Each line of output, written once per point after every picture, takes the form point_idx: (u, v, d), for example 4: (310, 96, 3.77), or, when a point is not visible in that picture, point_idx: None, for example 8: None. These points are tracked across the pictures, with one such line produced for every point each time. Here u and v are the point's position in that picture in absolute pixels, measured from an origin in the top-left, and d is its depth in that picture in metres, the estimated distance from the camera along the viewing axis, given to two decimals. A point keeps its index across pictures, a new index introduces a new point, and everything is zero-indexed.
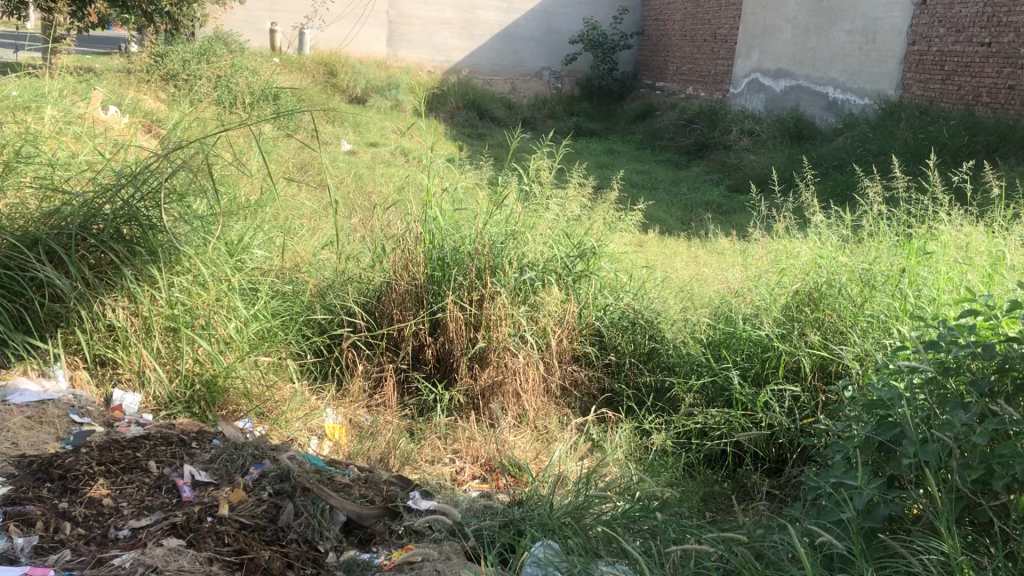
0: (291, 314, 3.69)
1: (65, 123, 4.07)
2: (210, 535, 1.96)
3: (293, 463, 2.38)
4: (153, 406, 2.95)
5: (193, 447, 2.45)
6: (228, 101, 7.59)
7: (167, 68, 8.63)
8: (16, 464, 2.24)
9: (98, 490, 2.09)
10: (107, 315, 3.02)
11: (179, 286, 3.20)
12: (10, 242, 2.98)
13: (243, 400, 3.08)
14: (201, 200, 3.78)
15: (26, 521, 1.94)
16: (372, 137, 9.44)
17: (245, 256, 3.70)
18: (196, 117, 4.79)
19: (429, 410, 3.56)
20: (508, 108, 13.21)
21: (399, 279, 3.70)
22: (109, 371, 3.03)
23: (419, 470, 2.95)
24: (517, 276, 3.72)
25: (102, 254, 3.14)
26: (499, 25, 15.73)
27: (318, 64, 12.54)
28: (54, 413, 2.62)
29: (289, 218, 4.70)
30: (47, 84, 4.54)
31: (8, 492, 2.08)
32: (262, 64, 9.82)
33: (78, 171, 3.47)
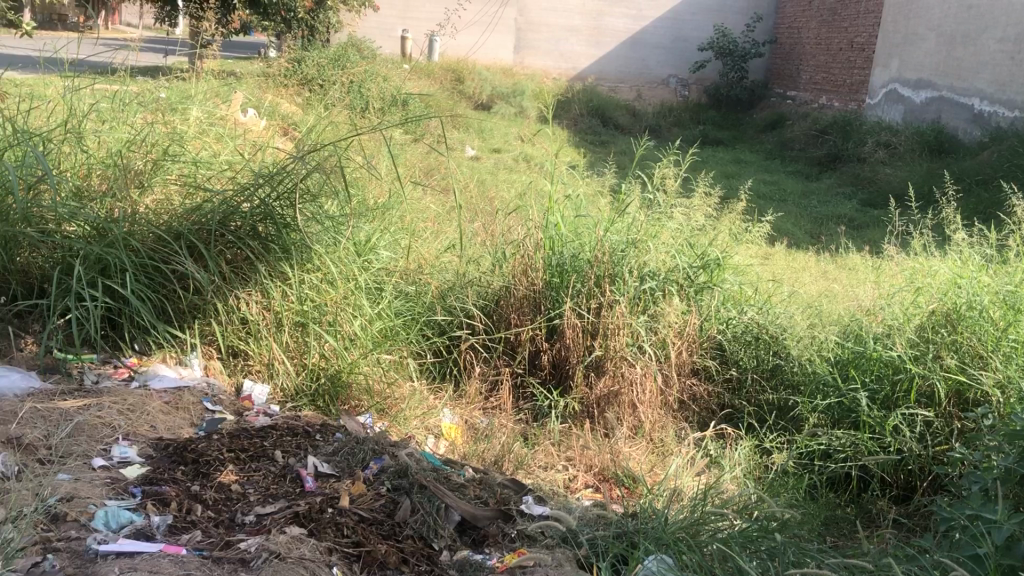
0: (412, 313, 3.76)
1: (209, 125, 4.28)
2: (330, 526, 2.02)
3: (411, 460, 2.43)
4: (280, 398, 3.10)
5: (317, 439, 2.53)
6: (360, 105, 7.83)
7: (302, 73, 8.99)
8: (154, 448, 2.37)
9: (227, 476, 2.19)
10: (242, 309, 3.18)
11: (309, 283, 3.33)
12: (156, 235, 3.14)
13: (365, 396, 3.19)
14: (332, 201, 3.90)
15: (161, 500, 2.05)
16: (496, 142, 9.55)
17: (372, 257, 3.80)
18: (330, 120, 4.96)
19: (544, 415, 3.59)
20: (633, 116, 13.13)
21: (518, 284, 3.74)
22: (241, 363, 3.18)
23: (533, 475, 2.98)
24: (638, 286, 3.68)
25: (239, 250, 3.27)
26: (627, 32, 15.66)
27: (446, 71, 12.75)
28: (190, 399, 2.76)
29: (415, 220, 4.80)
30: (194, 87, 4.80)
31: (146, 473, 2.20)
32: (393, 71, 10.07)
33: (219, 170, 3.64)
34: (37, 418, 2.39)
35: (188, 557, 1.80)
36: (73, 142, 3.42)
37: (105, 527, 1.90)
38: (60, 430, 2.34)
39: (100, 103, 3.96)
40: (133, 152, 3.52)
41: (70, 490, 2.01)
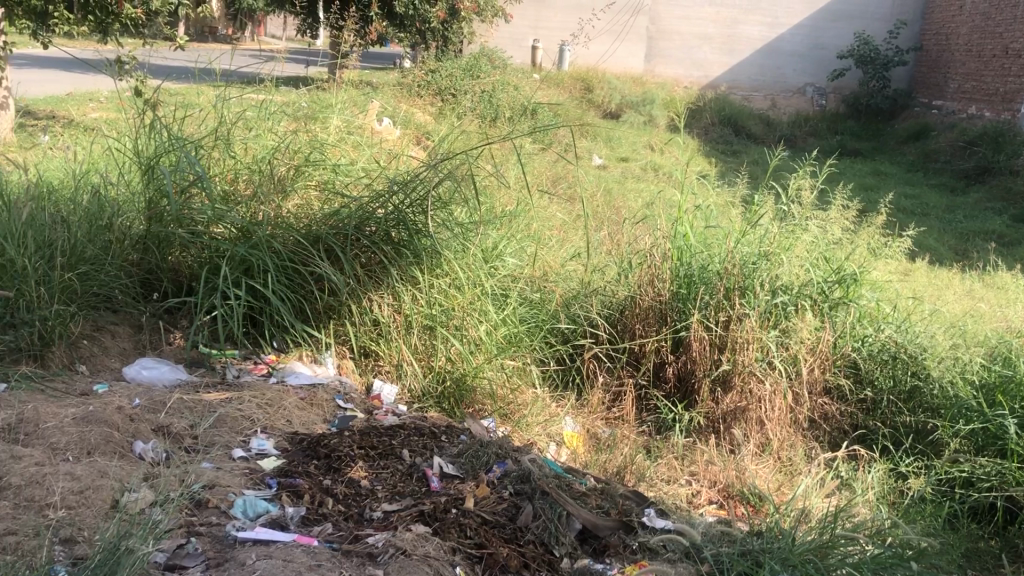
0: (537, 320, 3.79)
1: (346, 133, 4.42)
2: (454, 526, 2.05)
3: (534, 466, 2.44)
4: (407, 399, 3.18)
5: (443, 440, 2.58)
6: (491, 115, 7.92)
7: (436, 82, 9.18)
8: (290, 441, 2.48)
9: (357, 472, 2.26)
10: (374, 311, 3.28)
11: (438, 288, 3.40)
12: (296, 238, 3.27)
13: (488, 400, 3.24)
14: (462, 209, 3.96)
15: (296, 492, 2.14)
16: (624, 151, 9.49)
17: (498, 263, 3.84)
18: (462, 130, 5.05)
19: (668, 428, 3.56)
20: (767, 126, 12.81)
21: (644, 294, 3.71)
22: (371, 362, 3.29)
23: (655, 488, 2.95)
24: (769, 299, 3.58)
25: (372, 254, 3.37)
26: (762, 40, 15.40)
27: (576, 81, 12.77)
28: (323, 396, 2.86)
29: (541, 229, 4.83)
30: (334, 96, 4.96)
31: (281, 465, 2.30)
32: (524, 80, 10.15)
33: (356, 178, 3.76)
34: (184, 408, 2.54)
35: (319, 548, 1.87)
36: (222, 148, 3.60)
37: (243, 515, 2.00)
38: (204, 421, 2.47)
39: (246, 110, 4.15)
40: (278, 158, 3.68)
41: (212, 478, 2.12)
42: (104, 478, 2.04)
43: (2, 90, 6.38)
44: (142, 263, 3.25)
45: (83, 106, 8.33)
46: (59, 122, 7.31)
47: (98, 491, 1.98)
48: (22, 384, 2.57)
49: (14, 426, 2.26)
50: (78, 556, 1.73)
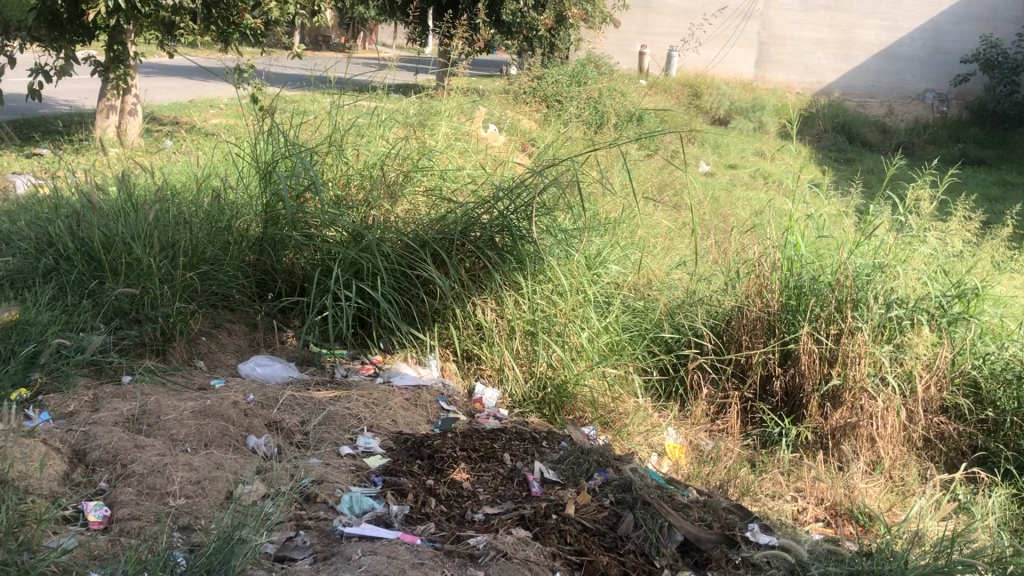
0: (640, 329, 3.76)
1: (454, 140, 4.48)
2: (555, 531, 2.05)
3: (635, 475, 2.42)
4: (509, 403, 3.21)
5: (544, 446, 2.59)
6: (597, 121, 7.90)
7: (542, 88, 9.19)
8: (395, 440, 2.53)
9: (459, 474, 2.29)
10: (477, 315, 3.32)
11: (541, 294, 3.40)
12: (404, 242, 3.33)
13: (589, 408, 3.22)
14: (566, 216, 3.96)
15: (400, 491, 2.18)
16: (732, 158, 9.32)
17: (602, 270, 3.82)
18: (567, 136, 5.05)
19: (773, 442, 3.48)
20: (883, 133, 12.39)
21: (751, 305, 3.63)
22: (473, 366, 3.33)
23: (759, 503, 2.89)
24: (883, 313, 3.45)
25: (477, 260, 3.41)
26: (879, 44, 14.91)
27: (684, 87, 12.62)
28: (427, 397, 2.92)
29: (646, 236, 4.80)
30: (442, 103, 5.04)
31: (386, 464, 2.35)
32: (631, 87, 10.08)
33: (463, 184, 3.80)
34: (294, 405, 2.63)
35: (422, 547, 1.90)
36: (335, 154, 3.70)
37: (349, 511, 2.06)
38: (314, 418, 2.55)
39: (358, 117, 4.26)
40: (388, 164, 3.75)
41: (320, 473, 2.19)
42: (220, 469, 2.12)
43: (131, 97, 6.70)
44: (258, 264, 3.39)
45: (205, 113, 8.71)
46: (184, 127, 7.67)
47: (214, 482, 2.06)
48: (146, 376, 2.72)
49: (138, 416, 2.39)
50: (194, 543, 1.81)
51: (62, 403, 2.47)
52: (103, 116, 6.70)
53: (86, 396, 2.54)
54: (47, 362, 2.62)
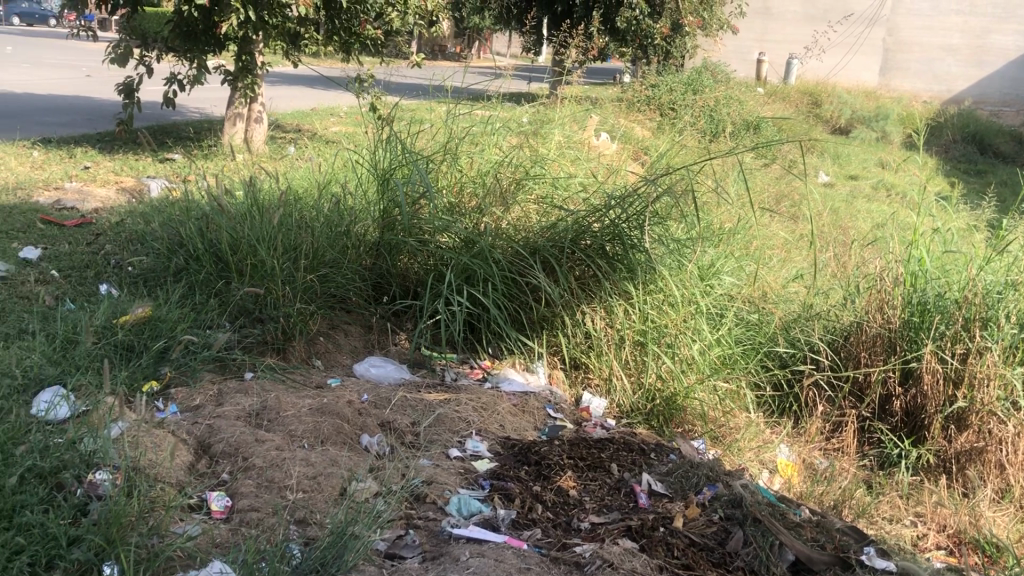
0: (752, 342, 3.68)
1: (567, 148, 4.49)
2: (662, 544, 2.03)
3: (746, 491, 2.37)
4: (616, 413, 3.20)
5: (652, 458, 2.57)
6: (712, 131, 7.78)
7: (657, 95, 9.12)
8: (502, 445, 2.56)
9: (566, 481, 2.29)
10: (587, 324, 3.31)
11: (652, 304, 3.37)
12: (515, 249, 3.36)
13: (699, 422, 3.17)
14: (680, 225, 3.91)
15: (507, 495, 2.20)
16: (853, 169, 9.02)
17: (715, 281, 3.77)
18: (681, 145, 4.99)
19: (891, 464, 3.36)
20: (1018, 143, 11.78)
21: (871, 321, 3.50)
22: (581, 374, 3.33)
23: (876, 526, 2.80)
24: (1017, 332, 3.25)
25: (587, 268, 3.41)
26: (1017, 50, 14.19)
27: (803, 95, 12.31)
28: (535, 404, 2.93)
29: (761, 247, 4.70)
30: (556, 111, 5.05)
31: (494, 468, 2.38)
32: (748, 95, 9.89)
33: (575, 192, 3.80)
34: (406, 406, 2.68)
35: (529, 552, 1.91)
36: (449, 162, 3.75)
37: (457, 513, 2.09)
38: (425, 420, 2.60)
39: (473, 125, 4.31)
40: (501, 172, 3.78)
41: (430, 474, 2.23)
42: (334, 466, 2.19)
43: (257, 105, 6.93)
44: (374, 268, 3.48)
45: (326, 121, 9.00)
46: (306, 135, 7.94)
47: (329, 478, 2.12)
48: (267, 374, 2.83)
49: (259, 412, 2.49)
50: (309, 536, 1.88)
51: (189, 396, 2.60)
52: (230, 124, 6.97)
53: (211, 390, 2.66)
54: (176, 358, 2.76)
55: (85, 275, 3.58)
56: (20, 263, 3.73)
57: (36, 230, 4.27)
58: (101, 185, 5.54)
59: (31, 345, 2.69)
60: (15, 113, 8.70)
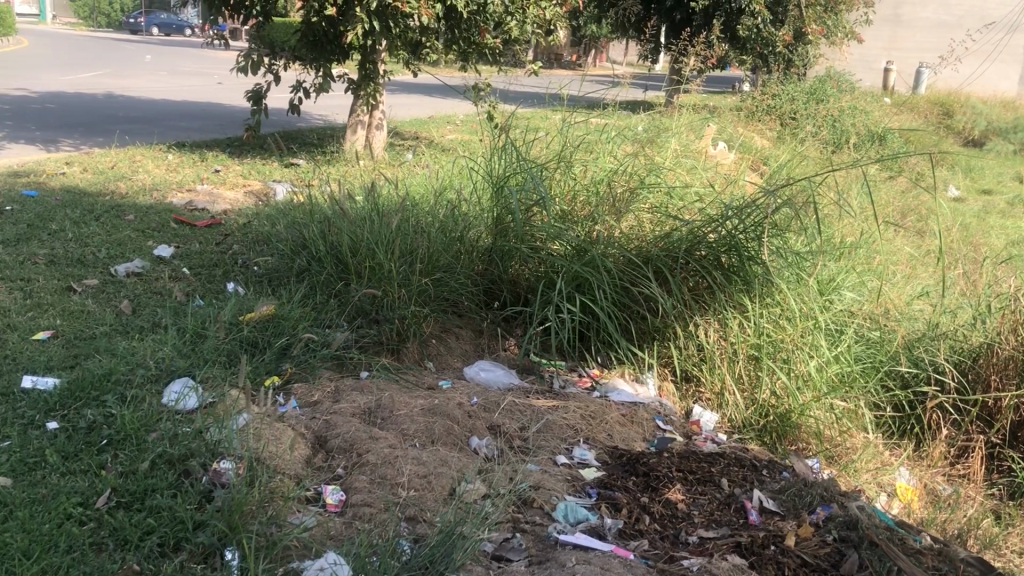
0: (872, 361, 3.54)
1: (683, 157, 4.44)
2: (772, 563, 1.99)
3: (863, 513, 2.28)
4: (727, 428, 3.14)
5: (764, 475, 2.52)
6: (835, 142, 7.56)
7: (778, 104, 8.91)
8: (610, 454, 2.55)
9: (674, 494, 2.27)
10: (700, 336, 3.26)
11: (768, 318, 3.29)
12: (628, 258, 3.34)
13: (814, 440, 3.09)
14: (799, 238, 3.81)
15: (614, 505, 2.19)
16: (987, 184, 8.60)
17: (834, 297, 3.65)
18: (802, 155, 4.87)
19: (1022, 495, 3.19)
20: None
21: (1003, 343, 3.32)
22: (692, 388, 3.29)
23: (1004, 560, 2.65)
24: None
25: (701, 279, 3.35)
26: None
27: (933, 106, 11.83)
28: (644, 415, 2.91)
29: (885, 262, 4.53)
30: (673, 120, 5.00)
31: (601, 477, 2.37)
32: (875, 105, 9.55)
33: (690, 202, 3.75)
34: (514, 411, 2.71)
35: (635, 562, 1.90)
36: (563, 169, 3.76)
37: (564, 519, 2.09)
38: (533, 425, 2.62)
39: (588, 133, 4.32)
40: (616, 180, 3.76)
41: (538, 479, 2.24)
42: (445, 466, 2.23)
43: (378, 112, 7.11)
44: (486, 273, 3.53)
45: (443, 129, 9.18)
46: (424, 142, 8.11)
47: (439, 478, 2.16)
48: (381, 373, 2.90)
49: (373, 410, 2.56)
50: (419, 534, 1.92)
51: (308, 392, 2.69)
52: (352, 130, 7.18)
53: (328, 387, 2.75)
54: (296, 355, 2.86)
55: (214, 273, 3.75)
56: (155, 260, 3.94)
57: (170, 229, 4.50)
58: (229, 188, 5.80)
59: (163, 338, 2.84)
60: (154, 118, 9.21)
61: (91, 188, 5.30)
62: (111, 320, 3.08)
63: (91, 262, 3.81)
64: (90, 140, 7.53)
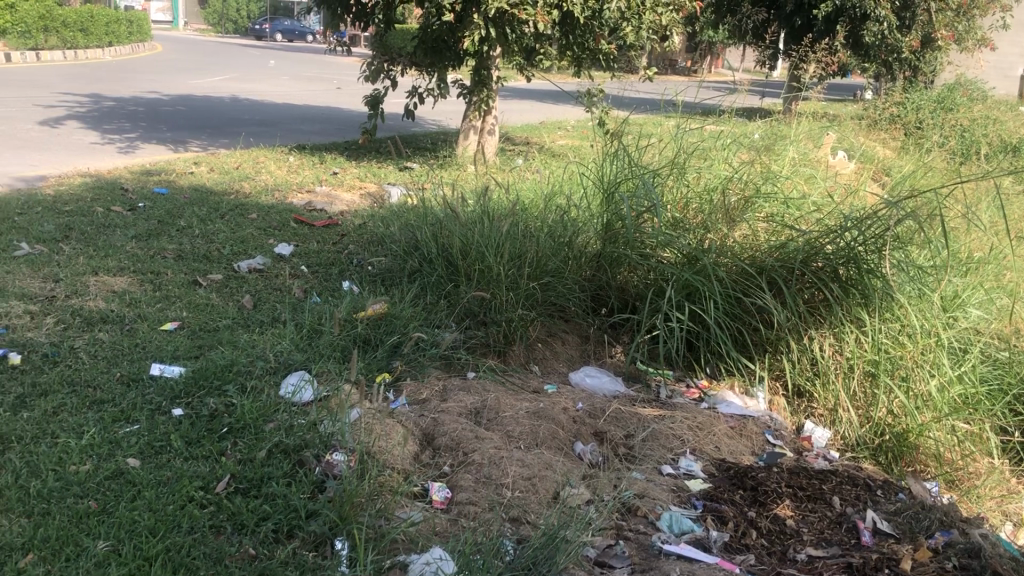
0: (1000, 382, 3.36)
1: (801, 166, 4.32)
2: None
3: (985, 541, 2.17)
4: (840, 446, 3.04)
5: (878, 495, 2.43)
6: (964, 153, 7.21)
7: (903, 113, 8.57)
8: (717, 467, 2.50)
9: (783, 510, 2.21)
10: (814, 349, 3.16)
11: (887, 333, 3.13)
12: (741, 268, 3.27)
13: (933, 462, 2.96)
14: (923, 252, 3.66)
15: (720, 518, 2.16)
16: None
17: (960, 314, 3.48)
18: (927, 167, 4.67)
19: None
20: None
21: None
22: (805, 403, 3.20)
23: None
24: None
25: (817, 292, 3.25)
26: None
27: None
28: (753, 429, 2.84)
29: (1017, 280, 4.30)
30: (791, 128, 4.87)
31: (707, 489, 2.33)
32: (1008, 115, 9.08)
33: (807, 212, 3.65)
34: (620, 419, 2.69)
35: None
36: (676, 176, 3.71)
37: (669, 529, 2.07)
38: (639, 433, 2.60)
39: (703, 140, 4.25)
40: (731, 188, 3.69)
41: (642, 488, 2.23)
42: (549, 470, 2.24)
43: (490, 118, 7.17)
44: (594, 279, 3.52)
45: (554, 135, 9.20)
46: (535, 147, 8.15)
47: (543, 481, 2.17)
48: (488, 375, 2.94)
49: (479, 410, 2.59)
50: (523, 535, 1.93)
51: (417, 390, 2.74)
52: (465, 135, 7.27)
53: (436, 386, 2.79)
54: (407, 354, 2.93)
55: (330, 271, 3.87)
56: (275, 258, 4.09)
57: (289, 228, 4.66)
58: (346, 190, 5.96)
59: (281, 333, 2.94)
60: (277, 121, 9.56)
61: (217, 188, 5.54)
62: (233, 314, 3.21)
63: (216, 258, 3.98)
64: (217, 142, 7.86)
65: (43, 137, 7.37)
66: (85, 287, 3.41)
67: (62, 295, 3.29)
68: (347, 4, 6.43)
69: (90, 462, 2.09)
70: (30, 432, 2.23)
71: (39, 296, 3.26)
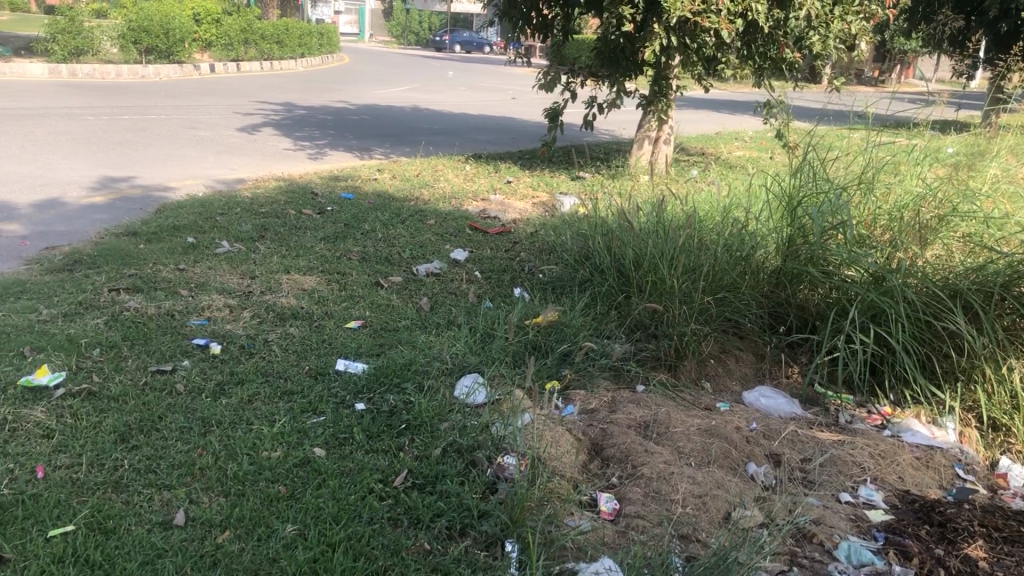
0: None
1: (1006, 181, 4.00)
2: None
3: None
4: None
5: None
6: None
7: None
8: (901, 498, 2.36)
9: (975, 550, 2.07)
10: (1013, 380, 2.93)
11: None
12: (932, 290, 3.08)
13: None
14: None
15: (903, 552, 2.04)
16: None
17: None
18: None
19: None
20: None
21: None
22: (1000, 437, 2.97)
23: None
24: None
25: (1019, 318, 3.01)
26: None
27: None
28: (942, 461, 2.67)
29: None
30: (993, 142, 4.54)
31: (889, 521, 2.21)
32: None
33: (1011, 232, 3.38)
34: (796, 442, 2.60)
35: None
36: (864, 192, 3.53)
37: (847, 560, 1.98)
38: (816, 458, 2.50)
39: (893, 154, 4.03)
40: (923, 205, 3.48)
41: (819, 515, 2.15)
42: (721, 489, 2.19)
43: (666, 127, 7.09)
44: (771, 296, 3.41)
45: (731, 145, 8.99)
46: (711, 158, 7.99)
47: (714, 500, 2.13)
48: (658, 389, 2.91)
49: (649, 424, 2.57)
50: (692, 553, 1.91)
51: (587, 400, 2.75)
52: (639, 145, 7.23)
53: (606, 396, 2.80)
54: (577, 362, 2.94)
55: (503, 278, 3.95)
56: (451, 263, 4.21)
57: (465, 235, 4.79)
58: (519, 198, 6.06)
59: (457, 336, 3.04)
60: (456, 130, 9.84)
61: (399, 194, 5.76)
62: (411, 315, 3.33)
63: (396, 261, 4.15)
64: (399, 150, 8.20)
65: (244, 143, 7.92)
66: (277, 284, 3.63)
67: (258, 291, 3.53)
68: (528, 17, 6.53)
69: (281, 449, 2.23)
70: (228, 417, 2.40)
71: (238, 291, 3.51)
